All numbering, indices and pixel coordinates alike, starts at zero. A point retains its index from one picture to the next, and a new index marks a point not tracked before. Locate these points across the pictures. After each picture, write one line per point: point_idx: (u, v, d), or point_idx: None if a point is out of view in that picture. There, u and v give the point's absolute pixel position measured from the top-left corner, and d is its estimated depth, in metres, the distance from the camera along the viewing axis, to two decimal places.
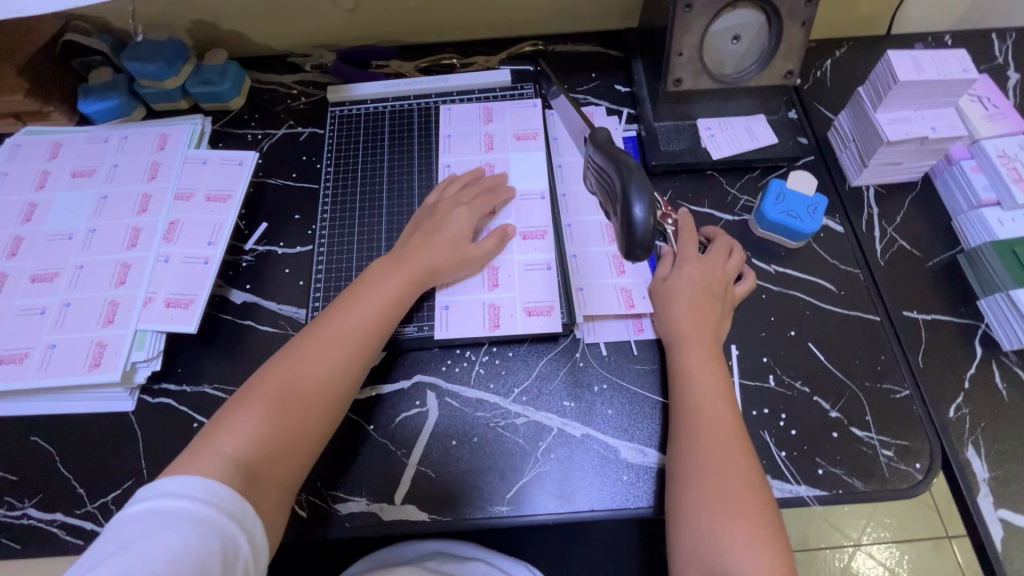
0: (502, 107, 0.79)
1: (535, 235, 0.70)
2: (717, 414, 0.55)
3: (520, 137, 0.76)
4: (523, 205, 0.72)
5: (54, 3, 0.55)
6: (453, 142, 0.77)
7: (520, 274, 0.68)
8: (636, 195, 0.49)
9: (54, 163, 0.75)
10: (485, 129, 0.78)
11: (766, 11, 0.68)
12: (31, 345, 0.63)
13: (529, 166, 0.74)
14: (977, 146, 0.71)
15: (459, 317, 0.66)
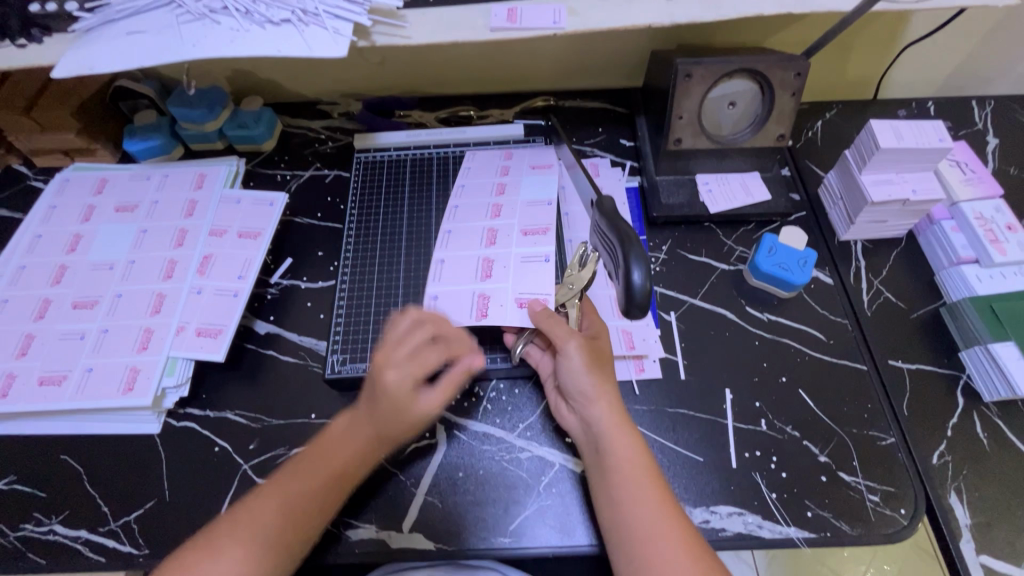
0: (516, 154, 0.85)
1: (535, 232, 0.75)
2: (631, 472, 0.58)
3: (535, 167, 0.83)
4: (531, 211, 0.77)
5: (119, 62, 0.62)
6: (466, 184, 0.82)
7: (515, 265, 0.72)
8: (635, 262, 0.53)
9: (98, 198, 0.81)
10: (499, 178, 0.82)
11: (758, 81, 0.74)
12: (70, 368, 0.68)
13: (538, 192, 0.79)
14: (956, 208, 0.76)
15: (448, 305, 0.70)
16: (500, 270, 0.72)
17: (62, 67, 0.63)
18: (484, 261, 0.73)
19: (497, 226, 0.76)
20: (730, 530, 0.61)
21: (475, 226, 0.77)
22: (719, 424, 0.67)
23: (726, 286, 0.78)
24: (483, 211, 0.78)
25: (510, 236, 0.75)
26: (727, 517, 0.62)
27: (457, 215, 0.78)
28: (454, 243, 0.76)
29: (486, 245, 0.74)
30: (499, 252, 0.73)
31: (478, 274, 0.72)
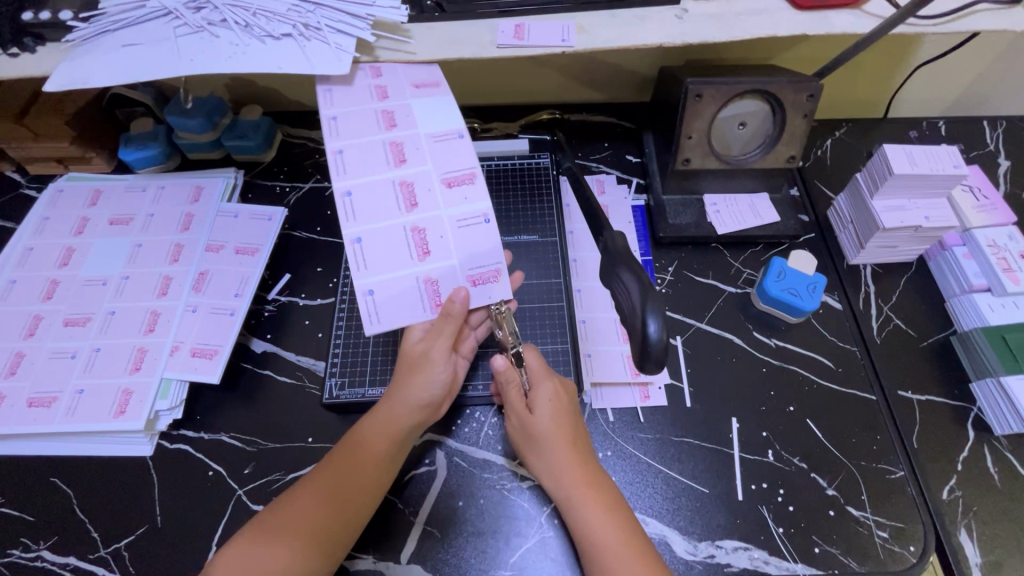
0: (388, 67, 0.65)
1: (460, 181, 0.62)
2: (576, 494, 0.58)
3: (419, 85, 0.64)
4: (438, 150, 0.62)
5: (110, 77, 0.60)
6: (345, 125, 0.62)
7: (454, 233, 0.61)
8: (652, 309, 0.45)
9: (93, 211, 0.79)
10: (374, 80, 0.64)
11: (769, 102, 0.72)
12: (61, 389, 0.66)
13: (441, 113, 0.64)
14: (968, 234, 0.75)
15: (388, 301, 0.58)
16: (437, 242, 0.60)
17: (55, 80, 0.61)
18: (413, 231, 0.60)
19: (409, 176, 0.61)
20: (736, 566, 0.60)
21: (378, 179, 0.61)
22: (726, 454, 0.66)
23: (734, 310, 0.76)
24: (382, 159, 0.61)
25: (432, 190, 0.61)
26: (733, 552, 0.61)
27: (349, 168, 0.61)
28: (353, 166, 0.61)
29: (408, 209, 0.60)
30: (428, 214, 0.60)
31: (413, 252, 0.60)
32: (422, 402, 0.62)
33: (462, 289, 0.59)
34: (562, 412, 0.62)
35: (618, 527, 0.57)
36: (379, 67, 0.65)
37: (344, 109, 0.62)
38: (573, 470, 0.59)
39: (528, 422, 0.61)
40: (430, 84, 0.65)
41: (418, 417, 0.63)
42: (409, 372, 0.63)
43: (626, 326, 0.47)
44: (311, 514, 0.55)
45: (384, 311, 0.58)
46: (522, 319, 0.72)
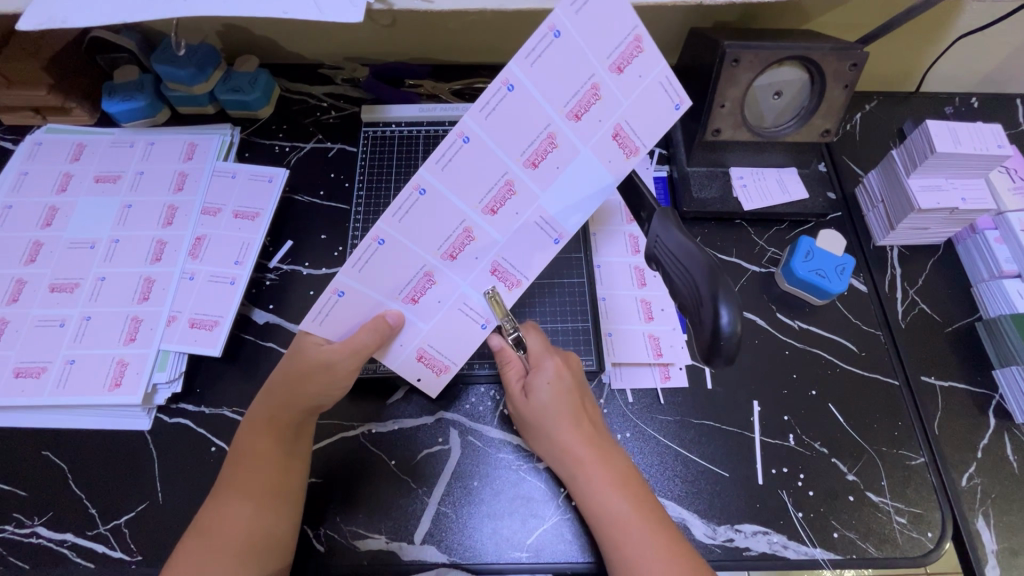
0: (651, 62, 0.46)
1: (505, 279, 0.56)
2: (581, 469, 0.57)
3: (615, 134, 0.49)
4: (528, 231, 0.53)
5: (93, 16, 0.53)
6: (508, 106, 0.47)
7: (448, 309, 0.56)
8: (723, 296, 0.41)
9: (76, 166, 0.74)
10: (600, 74, 0.46)
11: (809, 69, 0.68)
12: (50, 359, 0.62)
13: (579, 188, 0.51)
14: (1002, 218, 0.72)
15: (344, 311, 0.54)
16: (430, 303, 0.56)
17: (30, 18, 0.54)
18: (423, 276, 0.53)
19: (477, 230, 0.52)
20: (755, 550, 0.60)
21: (451, 207, 0.50)
22: (747, 438, 0.65)
23: (757, 290, 0.74)
24: (483, 191, 0.50)
25: (478, 260, 0.54)
26: (752, 536, 0.60)
27: (450, 166, 0.48)
28: (454, 168, 0.48)
29: (441, 256, 0.53)
30: (449, 276, 0.54)
31: (404, 292, 0.54)
32: (310, 405, 0.58)
33: (397, 314, 0.55)
34: (563, 391, 0.59)
35: (628, 501, 0.55)
36: (638, 51, 0.46)
37: (531, 89, 0.46)
38: (578, 442, 0.57)
39: (526, 403, 0.60)
40: (625, 151, 0.50)
41: (303, 410, 0.58)
42: (307, 375, 0.56)
43: (695, 320, 0.43)
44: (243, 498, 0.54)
45: (336, 317, 0.54)
46: (541, 294, 0.70)
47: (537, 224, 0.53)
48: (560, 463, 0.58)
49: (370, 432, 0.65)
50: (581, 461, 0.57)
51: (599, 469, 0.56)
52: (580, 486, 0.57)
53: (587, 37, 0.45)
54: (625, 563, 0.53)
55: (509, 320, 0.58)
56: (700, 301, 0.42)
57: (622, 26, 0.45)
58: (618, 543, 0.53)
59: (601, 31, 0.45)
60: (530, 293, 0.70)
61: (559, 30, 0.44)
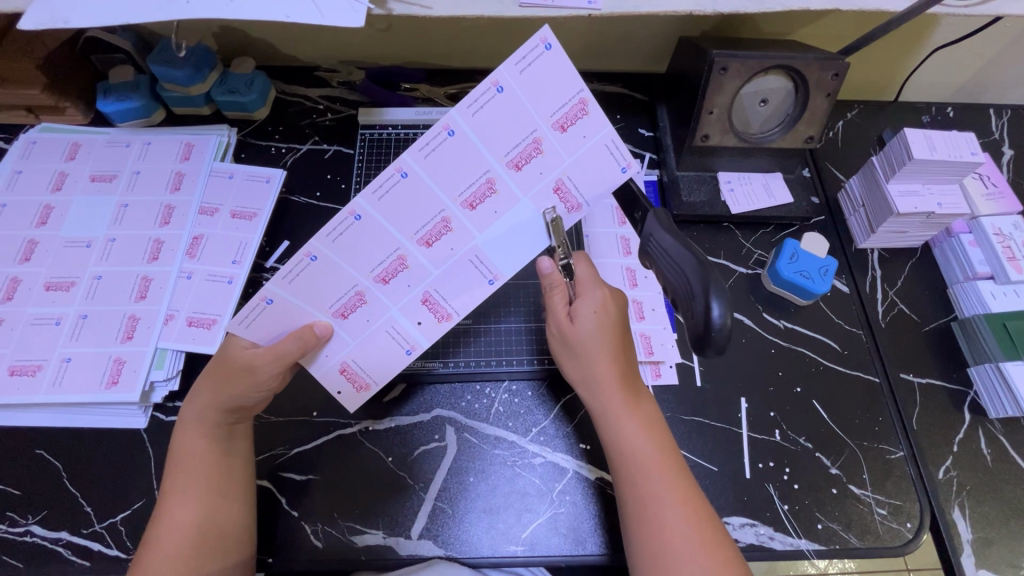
0: (595, 125, 0.51)
1: (438, 311, 0.58)
2: (611, 405, 0.58)
3: (555, 187, 0.52)
4: (462, 266, 0.55)
5: (96, 17, 0.54)
6: (448, 148, 0.50)
7: (378, 329, 0.57)
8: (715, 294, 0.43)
9: (72, 165, 0.74)
10: (542, 128, 0.50)
11: (793, 78, 0.70)
12: (46, 358, 0.62)
13: (513, 233, 0.54)
14: (976, 222, 0.75)
15: (272, 318, 0.54)
16: (359, 323, 0.56)
17: (32, 18, 0.54)
18: (354, 296, 0.55)
19: (411, 259, 0.54)
20: (743, 541, 0.62)
21: (387, 235, 0.52)
22: (735, 434, 0.67)
23: (744, 290, 0.76)
24: (420, 223, 0.52)
25: (410, 288, 0.56)
26: (740, 528, 0.62)
27: (388, 196, 0.50)
28: (393, 197, 0.50)
29: (374, 279, 0.54)
30: (381, 299, 0.56)
31: (334, 308, 0.55)
32: (229, 405, 0.57)
33: (326, 327, 0.55)
34: (606, 323, 0.59)
35: (650, 442, 0.57)
36: (581, 114, 0.50)
37: (472, 135, 0.50)
38: (610, 379, 0.59)
39: (571, 329, 0.60)
40: (565, 204, 0.53)
41: (221, 410, 0.57)
42: (224, 378, 0.56)
43: (686, 313, 0.45)
44: (189, 500, 0.55)
45: (263, 322, 0.54)
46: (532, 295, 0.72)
47: (472, 261, 0.55)
48: (589, 396, 0.60)
49: (367, 429, 0.65)
50: (610, 404, 0.58)
51: (625, 405, 0.58)
52: (603, 418, 0.59)
53: (531, 94, 0.49)
54: (640, 501, 0.54)
55: (561, 243, 0.55)
56: (691, 295, 0.44)
57: (569, 90, 0.49)
58: (637, 483, 0.55)
59: (546, 91, 0.49)
60: (520, 292, 0.72)
61: (504, 85, 0.48)
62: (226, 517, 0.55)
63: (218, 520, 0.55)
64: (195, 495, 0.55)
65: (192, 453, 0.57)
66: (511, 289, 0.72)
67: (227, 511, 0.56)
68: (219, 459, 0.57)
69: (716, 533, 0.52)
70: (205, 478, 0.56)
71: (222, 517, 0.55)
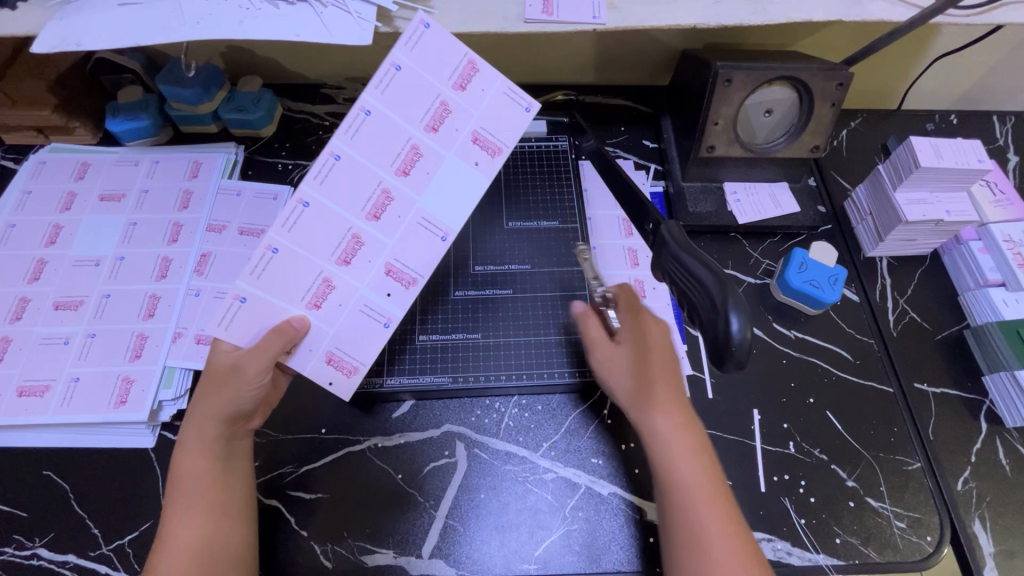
0: (489, 79, 0.57)
1: (402, 279, 0.58)
2: (665, 429, 0.56)
3: (476, 140, 0.57)
4: (414, 231, 0.57)
5: (108, 39, 0.55)
6: (370, 126, 0.55)
7: (351, 312, 0.58)
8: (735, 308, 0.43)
9: (81, 184, 0.74)
10: (445, 93, 0.56)
11: (798, 89, 0.71)
12: (54, 377, 0.62)
13: (454, 192, 0.57)
14: (985, 229, 0.75)
15: (248, 317, 0.55)
16: (332, 308, 0.57)
17: (45, 40, 0.55)
18: (322, 283, 0.56)
19: (366, 235, 0.56)
20: None
21: (338, 218, 0.55)
22: (748, 446, 0.66)
23: (754, 300, 0.76)
24: (367, 198, 0.56)
25: (371, 264, 0.57)
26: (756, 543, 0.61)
27: (329, 180, 0.55)
28: (335, 180, 0.55)
29: (337, 263, 0.56)
30: (347, 281, 0.57)
31: (305, 299, 0.56)
32: (227, 414, 0.57)
33: (303, 318, 0.57)
34: (657, 347, 0.59)
35: (703, 469, 0.55)
36: (474, 71, 0.56)
37: (386, 110, 0.55)
38: (665, 400, 0.57)
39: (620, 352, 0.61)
40: (487, 151, 0.57)
41: (224, 420, 0.57)
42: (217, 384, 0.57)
43: (703, 322, 0.44)
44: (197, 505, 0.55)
45: (245, 323, 0.56)
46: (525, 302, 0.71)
47: (422, 224, 0.57)
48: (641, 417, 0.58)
49: (376, 446, 0.65)
50: (666, 430, 0.56)
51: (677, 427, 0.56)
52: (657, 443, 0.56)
53: (423, 67, 0.55)
54: (687, 530, 0.52)
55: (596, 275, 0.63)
56: (713, 307, 0.43)
57: (456, 54, 0.56)
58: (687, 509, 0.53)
59: (435, 61, 0.55)
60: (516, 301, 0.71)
61: (401, 64, 0.55)
62: (232, 539, 0.55)
63: (225, 531, 0.54)
64: (199, 516, 0.54)
65: (193, 473, 0.56)
66: (512, 300, 0.71)
67: (233, 531, 0.55)
68: (222, 477, 0.56)
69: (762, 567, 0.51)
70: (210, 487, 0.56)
71: (228, 529, 0.55)
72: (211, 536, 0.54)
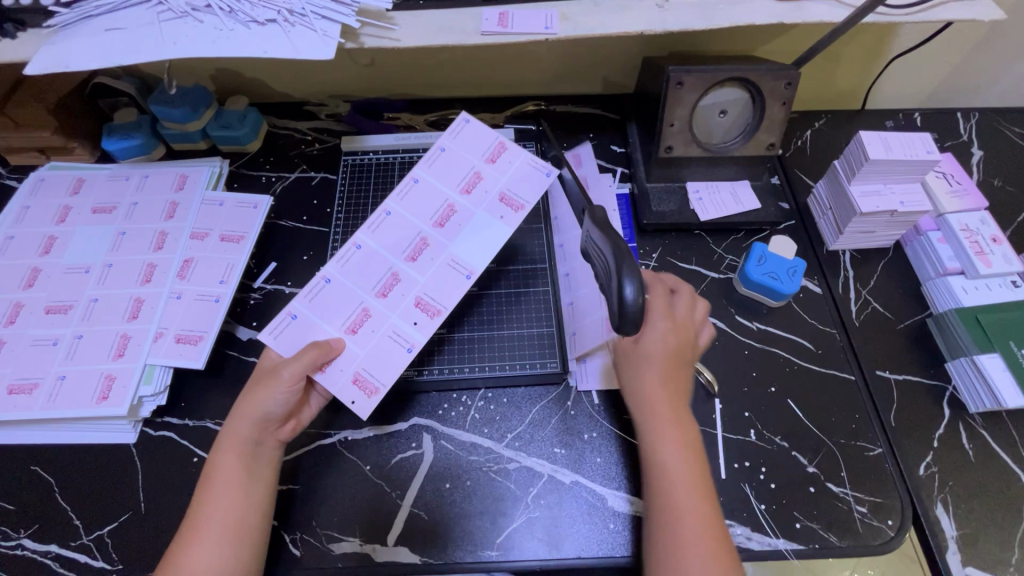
0: (515, 155, 0.69)
1: (429, 309, 0.63)
2: (653, 427, 0.58)
3: (503, 198, 0.67)
4: (444, 272, 0.65)
5: (92, 61, 0.60)
6: (415, 189, 0.67)
7: (383, 339, 0.62)
8: (627, 276, 0.50)
9: (75, 199, 0.79)
10: (480, 166, 0.68)
11: (749, 90, 0.74)
12: (43, 376, 0.66)
13: (480, 239, 0.66)
14: (943, 219, 0.76)
15: (297, 334, 0.61)
16: (366, 333, 0.62)
17: (37, 64, 0.60)
18: (360, 312, 0.63)
19: (403, 273, 0.65)
20: None
21: (383, 259, 0.65)
22: (709, 434, 0.67)
23: (717, 294, 0.78)
24: (407, 242, 0.66)
25: (404, 297, 0.64)
26: None
27: (379, 228, 0.66)
28: (383, 229, 0.66)
29: (375, 294, 0.64)
30: (382, 311, 0.63)
31: (345, 325, 0.62)
32: (260, 421, 0.58)
33: (343, 341, 0.61)
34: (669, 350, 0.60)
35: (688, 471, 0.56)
36: (503, 150, 0.69)
37: (431, 179, 0.68)
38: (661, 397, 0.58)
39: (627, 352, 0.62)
40: (511, 208, 0.67)
41: (255, 428, 0.58)
42: (256, 387, 0.59)
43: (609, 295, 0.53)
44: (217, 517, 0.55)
45: (291, 338, 0.61)
46: (519, 302, 0.74)
47: (452, 265, 0.65)
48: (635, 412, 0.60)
49: (345, 439, 0.67)
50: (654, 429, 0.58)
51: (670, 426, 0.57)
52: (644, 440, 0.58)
53: (463, 150, 0.69)
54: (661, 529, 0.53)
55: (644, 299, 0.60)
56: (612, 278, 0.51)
57: (490, 137, 0.70)
58: (665, 512, 0.54)
59: (472, 144, 0.70)
60: (514, 301, 0.74)
61: (446, 147, 0.69)
62: (241, 553, 0.54)
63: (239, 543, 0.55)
64: (217, 526, 0.54)
65: (219, 480, 0.57)
66: (512, 301, 0.74)
67: (246, 543, 0.55)
68: (243, 488, 0.57)
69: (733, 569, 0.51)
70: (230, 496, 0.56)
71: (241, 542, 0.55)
72: (223, 548, 0.54)
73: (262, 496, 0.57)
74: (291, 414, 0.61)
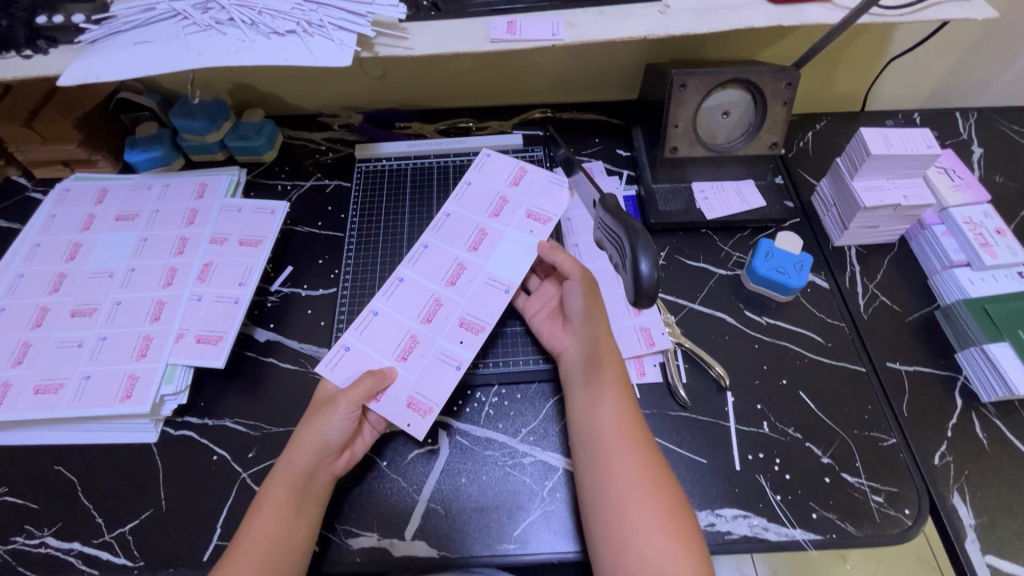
0: (536, 176, 0.79)
1: (472, 325, 0.69)
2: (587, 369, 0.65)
3: (530, 215, 0.75)
4: (483, 290, 0.71)
5: (121, 71, 0.63)
6: (448, 222, 0.76)
7: (432, 359, 0.67)
8: (642, 253, 0.55)
9: (99, 208, 0.82)
10: (505, 191, 0.78)
11: (750, 91, 0.76)
12: (68, 376, 0.67)
13: (512, 255, 0.73)
14: (946, 213, 0.77)
15: (353, 363, 0.66)
16: (417, 356, 0.67)
17: (68, 76, 0.63)
18: (409, 338, 0.68)
19: (445, 298, 0.71)
20: (737, 533, 0.61)
21: (424, 287, 0.72)
22: (723, 427, 0.67)
23: (726, 290, 0.79)
24: (446, 268, 0.73)
25: (448, 319, 0.69)
26: (733, 520, 0.62)
27: (418, 261, 0.74)
28: (423, 262, 0.74)
29: (420, 321, 0.69)
30: (429, 335, 0.68)
31: (396, 352, 0.67)
32: (315, 449, 0.59)
33: (395, 368, 0.66)
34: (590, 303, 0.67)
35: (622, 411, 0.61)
36: (523, 174, 0.79)
37: (461, 211, 0.77)
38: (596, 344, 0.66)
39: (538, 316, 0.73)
40: (537, 221, 0.75)
41: (309, 457, 0.59)
42: (314, 416, 0.61)
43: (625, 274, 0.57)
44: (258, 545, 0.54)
45: (346, 368, 0.66)
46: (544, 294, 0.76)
47: (489, 284, 0.71)
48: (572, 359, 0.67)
49: None
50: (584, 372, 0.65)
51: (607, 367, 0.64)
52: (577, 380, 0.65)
53: (486, 182, 0.79)
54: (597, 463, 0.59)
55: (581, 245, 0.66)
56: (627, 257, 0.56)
57: (511, 164, 0.80)
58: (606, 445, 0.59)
59: (494, 175, 0.80)
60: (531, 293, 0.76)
61: (472, 181, 0.80)
62: None
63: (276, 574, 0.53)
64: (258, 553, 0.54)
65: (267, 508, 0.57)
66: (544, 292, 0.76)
67: None
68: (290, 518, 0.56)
69: (674, 505, 0.56)
70: (274, 525, 0.56)
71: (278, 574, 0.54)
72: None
73: (304, 529, 0.57)
74: (346, 447, 0.63)
